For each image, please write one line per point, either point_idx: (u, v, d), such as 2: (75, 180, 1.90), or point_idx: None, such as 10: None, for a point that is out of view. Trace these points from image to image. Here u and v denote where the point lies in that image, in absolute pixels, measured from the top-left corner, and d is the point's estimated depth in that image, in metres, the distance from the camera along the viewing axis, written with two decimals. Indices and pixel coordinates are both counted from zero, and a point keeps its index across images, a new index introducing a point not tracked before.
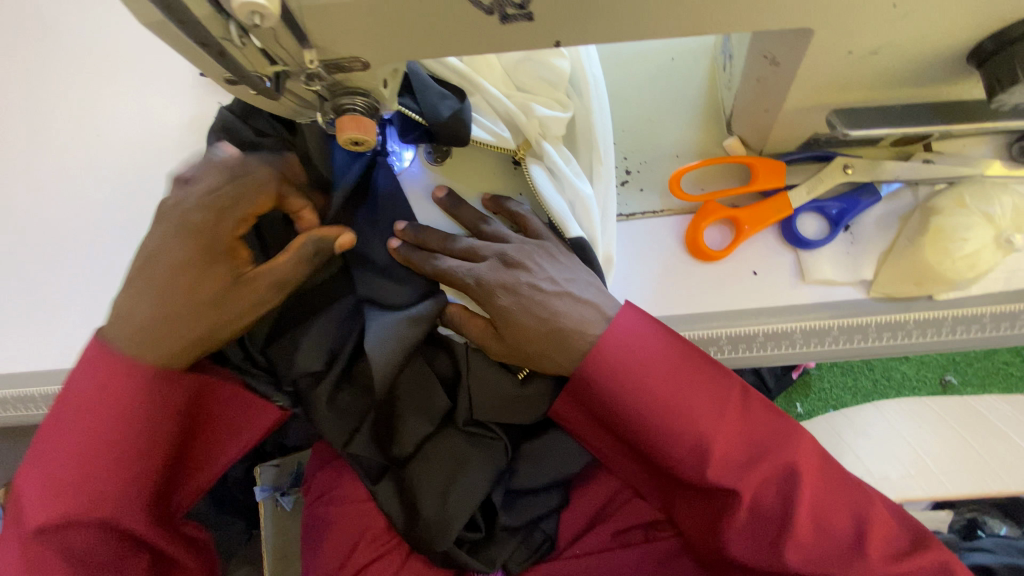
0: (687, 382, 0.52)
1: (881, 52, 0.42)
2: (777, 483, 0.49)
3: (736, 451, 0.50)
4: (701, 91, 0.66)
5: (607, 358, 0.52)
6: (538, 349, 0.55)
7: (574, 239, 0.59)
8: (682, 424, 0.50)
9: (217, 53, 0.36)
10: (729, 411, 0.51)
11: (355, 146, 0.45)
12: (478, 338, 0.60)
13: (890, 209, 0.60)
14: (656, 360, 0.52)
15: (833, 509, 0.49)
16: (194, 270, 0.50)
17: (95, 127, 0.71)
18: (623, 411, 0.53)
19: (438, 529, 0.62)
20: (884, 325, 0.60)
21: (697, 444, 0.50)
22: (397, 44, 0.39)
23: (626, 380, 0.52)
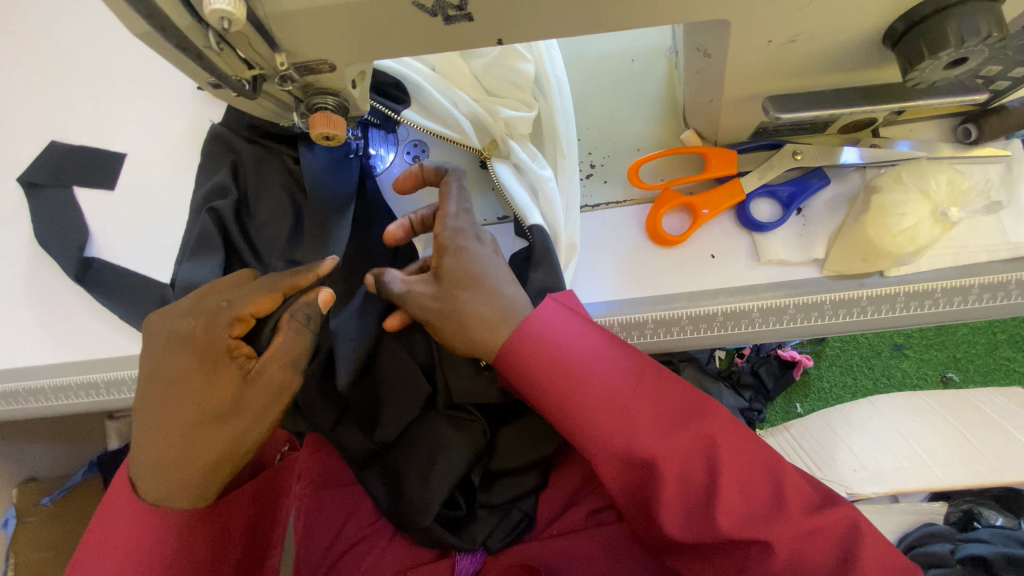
0: (606, 360, 0.54)
1: (800, 39, 0.46)
2: (698, 455, 0.52)
3: (657, 427, 0.52)
4: (660, 88, 0.70)
5: (533, 341, 0.53)
6: (473, 293, 0.55)
7: (533, 226, 0.62)
8: (605, 402, 0.52)
9: (196, 55, 0.41)
10: (645, 386, 0.53)
11: (327, 141, 0.50)
12: (402, 288, 0.57)
13: (839, 191, 0.64)
14: (577, 340, 0.54)
15: (750, 475, 0.53)
16: (185, 400, 0.47)
17: (107, 140, 0.78)
18: (549, 395, 0.53)
19: (419, 508, 0.65)
20: (838, 301, 0.62)
21: (624, 428, 0.52)
22: (357, 46, 0.44)
23: (553, 371, 0.53)
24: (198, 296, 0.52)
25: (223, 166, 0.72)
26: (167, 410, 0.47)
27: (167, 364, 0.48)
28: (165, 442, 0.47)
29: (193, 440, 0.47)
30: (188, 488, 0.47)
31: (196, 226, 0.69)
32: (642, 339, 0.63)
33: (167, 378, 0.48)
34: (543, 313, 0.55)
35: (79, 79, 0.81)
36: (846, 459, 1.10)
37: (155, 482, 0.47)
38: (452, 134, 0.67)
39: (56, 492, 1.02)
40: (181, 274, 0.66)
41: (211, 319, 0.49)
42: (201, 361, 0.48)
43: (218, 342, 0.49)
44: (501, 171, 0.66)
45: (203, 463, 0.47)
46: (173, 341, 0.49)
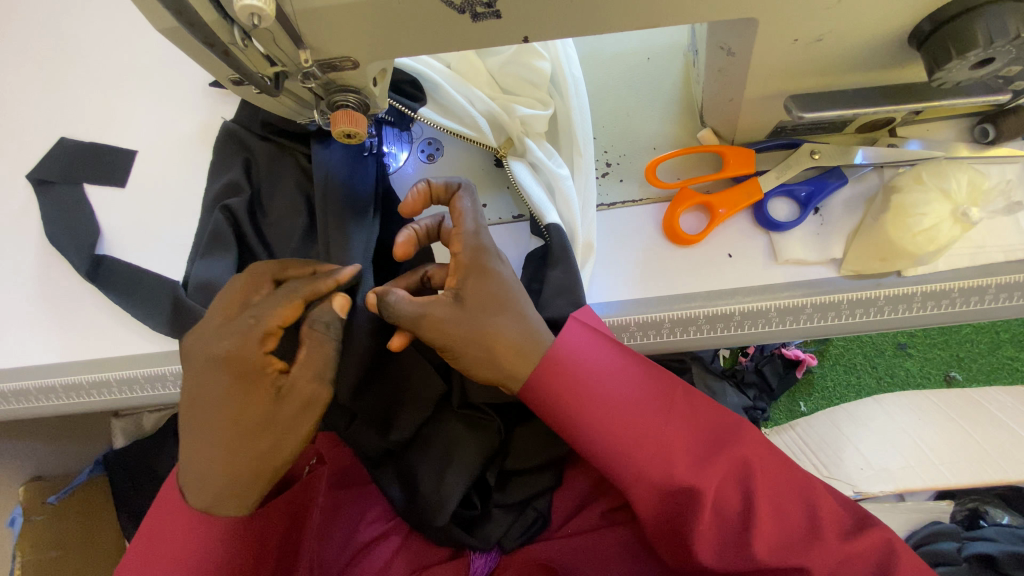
0: (643, 390, 0.54)
1: (826, 38, 0.46)
2: (735, 482, 0.53)
3: (694, 455, 0.52)
4: (675, 86, 0.70)
5: (569, 373, 0.53)
6: (505, 319, 0.52)
7: (550, 224, 0.62)
8: (644, 435, 0.52)
9: (223, 52, 0.41)
10: (679, 415, 0.53)
11: (348, 139, 0.50)
12: (417, 306, 0.51)
13: (857, 191, 0.64)
14: (613, 371, 0.54)
15: (786, 501, 0.53)
16: (224, 418, 0.48)
17: (117, 137, 0.78)
18: (587, 426, 0.53)
19: (435, 506, 0.65)
20: (855, 301, 0.62)
21: (660, 458, 0.52)
22: (383, 43, 0.44)
23: (588, 402, 0.53)
24: (227, 309, 0.52)
25: (236, 163, 0.72)
26: (207, 425, 0.49)
27: (203, 382, 0.49)
28: (210, 456, 0.48)
29: (232, 456, 0.48)
30: (233, 495, 0.50)
31: (209, 224, 0.69)
32: (659, 338, 0.63)
33: (206, 396, 0.49)
34: (578, 342, 0.54)
35: (88, 75, 0.80)
36: (852, 459, 1.10)
37: (203, 491, 0.49)
38: (468, 132, 0.67)
39: (62, 490, 1.01)
40: (195, 272, 0.66)
41: (243, 338, 0.49)
42: (237, 379, 0.49)
43: (252, 363, 0.49)
44: (517, 169, 0.65)
45: (245, 474, 0.49)
46: (209, 365, 0.49)
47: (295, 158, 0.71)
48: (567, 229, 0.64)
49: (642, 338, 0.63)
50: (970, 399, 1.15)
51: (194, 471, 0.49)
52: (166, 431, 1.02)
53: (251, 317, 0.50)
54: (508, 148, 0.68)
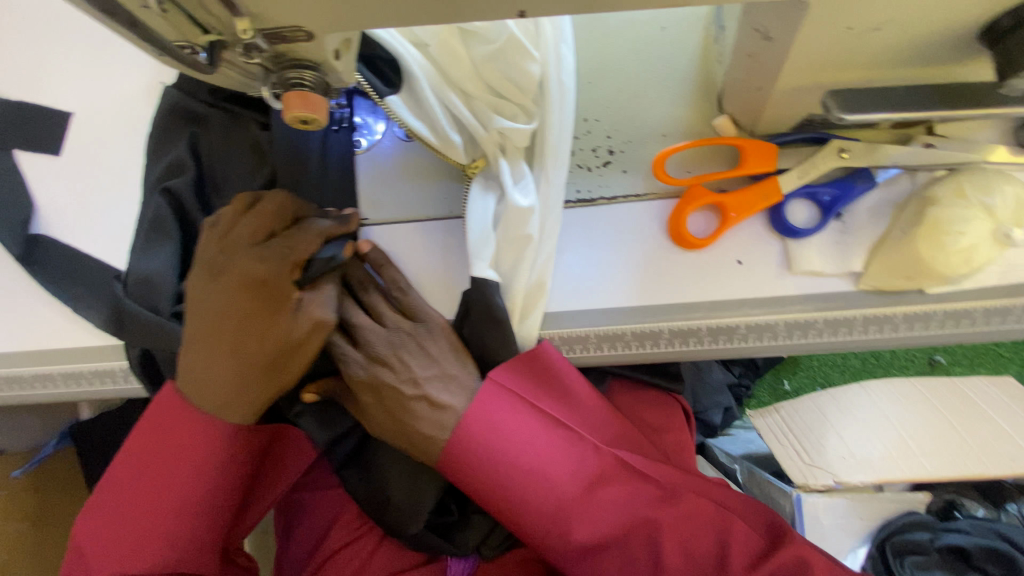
0: (548, 447, 0.55)
1: (884, 28, 0.39)
2: (640, 529, 0.54)
3: (597, 507, 0.54)
4: (692, 63, 0.61)
5: (488, 444, 0.54)
6: (420, 444, 0.56)
7: (478, 278, 0.55)
8: (545, 492, 0.54)
9: (129, 21, 0.34)
10: (589, 472, 0.55)
11: (304, 125, 0.42)
12: (339, 343, 0.56)
13: (885, 196, 0.57)
14: (523, 430, 0.55)
15: (693, 536, 0.54)
16: (251, 331, 0.51)
17: (49, 95, 0.67)
18: (490, 483, 0.54)
19: (409, 513, 0.61)
20: (869, 318, 0.57)
21: (559, 511, 0.54)
22: (345, 13, 0.35)
23: (489, 461, 0.54)
24: (251, 236, 0.52)
25: (181, 139, 0.63)
26: (219, 339, 0.51)
27: (227, 296, 0.51)
28: (221, 365, 0.51)
29: (244, 378, 0.51)
30: (224, 406, 0.52)
31: (149, 207, 0.61)
32: (654, 349, 0.59)
33: (223, 308, 0.51)
34: (484, 405, 0.55)
35: (22, 23, 0.70)
36: (834, 446, 1.06)
37: (210, 394, 0.52)
38: (436, 139, 0.58)
39: (27, 464, 0.93)
40: (131, 266, 0.59)
41: (275, 263, 0.50)
42: (259, 295, 0.50)
43: (282, 292, 0.50)
44: (475, 198, 0.58)
45: (255, 398, 0.52)
46: (241, 282, 0.50)
47: (248, 140, 0.62)
48: (505, 281, 0.57)
49: (637, 348, 0.59)
50: (958, 393, 1.12)
51: (205, 371, 0.51)
52: (134, 405, 0.97)
53: (286, 247, 0.51)
54: (480, 167, 0.60)
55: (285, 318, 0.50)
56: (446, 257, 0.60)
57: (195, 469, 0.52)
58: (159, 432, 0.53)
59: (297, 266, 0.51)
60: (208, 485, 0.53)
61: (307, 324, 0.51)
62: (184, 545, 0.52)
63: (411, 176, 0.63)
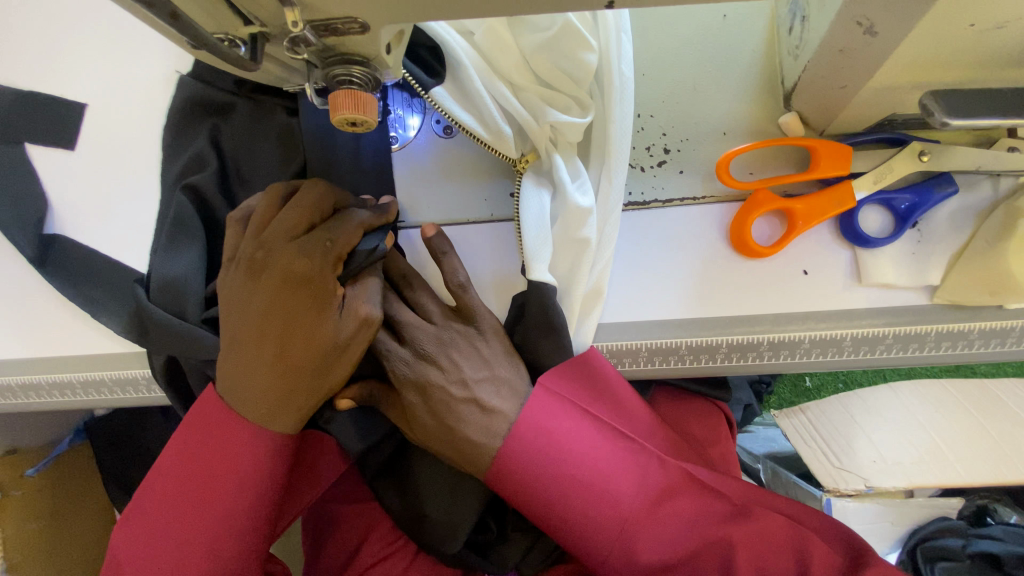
0: (608, 458, 0.51)
1: (1008, 26, 0.34)
2: (710, 549, 0.49)
3: (661, 524, 0.50)
4: (756, 55, 0.56)
5: (545, 455, 0.50)
6: (466, 454, 0.51)
7: (536, 282, 0.51)
8: (608, 507, 0.50)
9: (168, 12, 0.29)
10: (652, 486, 0.51)
11: (352, 127, 0.38)
12: (384, 340, 0.53)
13: (965, 203, 0.53)
14: (583, 440, 0.51)
15: (772, 557, 0.49)
16: (297, 331, 0.47)
17: (62, 85, 0.63)
18: (546, 497, 0.50)
19: (447, 530, 0.58)
20: (944, 333, 0.53)
21: (622, 528, 0.49)
22: (409, 4, 0.31)
23: (545, 472, 0.50)
24: (289, 229, 0.47)
25: (201, 132, 0.59)
26: (262, 340, 0.47)
27: (269, 294, 0.47)
28: (265, 368, 0.47)
29: (289, 381, 0.47)
30: (268, 414, 0.48)
31: (171, 206, 0.57)
32: (711, 363, 0.55)
33: (263, 308, 0.47)
34: (538, 411, 0.51)
35: (29, 6, 0.65)
36: (864, 449, 0.98)
37: (253, 402, 0.48)
38: (486, 133, 0.54)
39: (44, 462, 0.89)
40: (153, 268, 0.55)
41: (318, 259, 0.46)
42: (301, 293, 0.47)
43: (328, 288, 0.47)
44: (529, 193, 0.54)
45: (301, 403, 0.49)
46: (284, 279, 0.47)
47: (276, 130, 0.58)
48: (562, 284, 0.53)
49: (693, 362, 0.54)
50: (984, 389, 1.05)
51: (247, 376, 0.47)
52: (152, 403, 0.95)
53: (329, 237, 0.47)
54: (531, 160, 0.56)
55: (332, 316, 0.47)
56: (495, 257, 0.57)
57: (235, 477, 0.48)
58: (190, 439, 0.48)
59: (338, 258, 0.47)
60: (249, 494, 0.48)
61: (353, 322, 0.48)
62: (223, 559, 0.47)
63: (449, 177, 0.59)
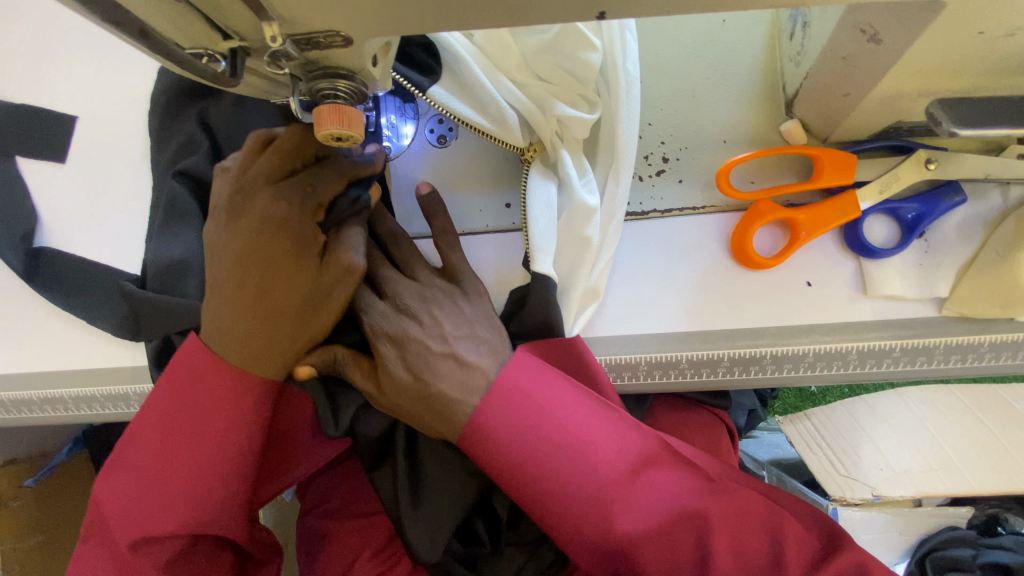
0: (588, 420, 0.47)
1: (1021, 33, 0.33)
2: (686, 522, 0.46)
3: (638, 494, 0.46)
4: (757, 62, 0.55)
5: (522, 414, 0.46)
6: (445, 414, 0.47)
7: (539, 274, 0.50)
8: (584, 472, 0.46)
9: (138, 32, 0.29)
10: (632, 454, 0.47)
11: (338, 142, 0.37)
12: (365, 295, 0.50)
13: (974, 212, 0.51)
14: (564, 401, 0.47)
15: (747, 535, 0.46)
16: (277, 275, 0.46)
17: (53, 97, 0.62)
18: (519, 458, 0.46)
19: (426, 530, 0.51)
20: (953, 346, 0.51)
21: (597, 494, 0.46)
22: (392, 17, 0.30)
23: (520, 431, 0.46)
24: (266, 174, 0.46)
25: (190, 117, 0.57)
26: (240, 285, 0.46)
27: (249, 237, 0.46)
28: (242, 312, 0.46)
29: (267, 327, 0.46)
30: (245, 363, 0.46)
31: (163, 193, 0.56)
32: (713, 377, 0.53)
33: (242, 253, 0.46)
34: (517, 371, 0.48)
35: (21, 19, 0.65)
36: (870, 456, 0.89)
37: (230, 350, 0.46)
38: (489, 124, 0.52)
39: (42, 472, 0.86)
40: (151, 254, 0.54)
41: (296, 203, 0.46)
42: (280, 239, 0.46)
43: (306, 232, 0.46)
44: (534, 185, 0.53)
45: (279, 354, 0.47)
46: (262, 224, 0.46)
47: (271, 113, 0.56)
48: (564, 280, 0.53)
49: (693, 376, 0.53)
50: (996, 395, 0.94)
51: (224, 322, 0.46)
52: None
53: (305, 182, 0.46)
54: (538, 150, 0.55)
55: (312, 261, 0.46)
56: (495, 267, 0.56)
57: (215, 424, 0.46)
58: (171, 386, 0.46)
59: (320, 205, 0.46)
60: (229, 441, 0.46)
61: (333, 266, 0.46)
62: (204, 508, 0.46)
63: (444, 187, 0.58)
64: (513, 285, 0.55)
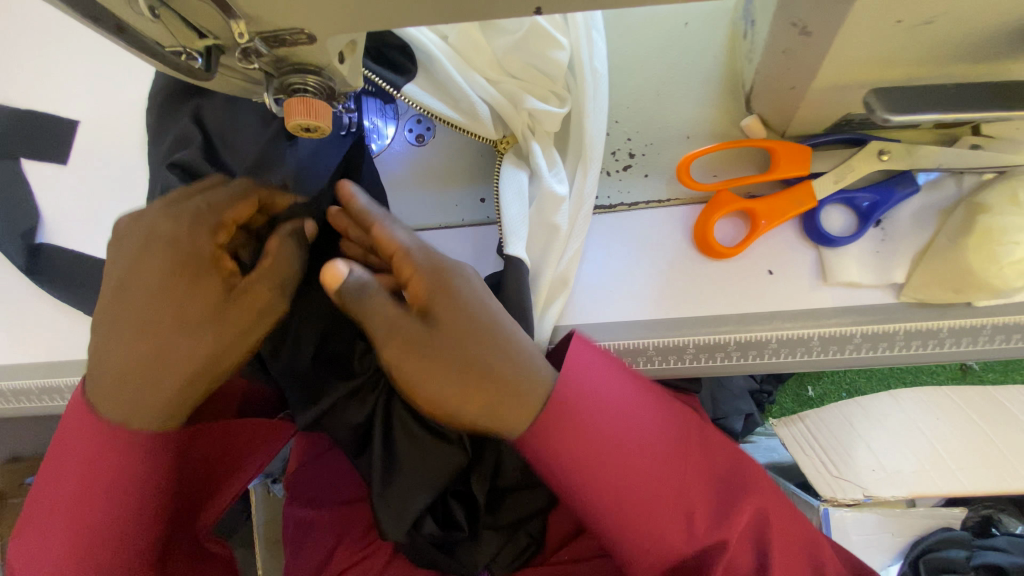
0: (654, 424, 0.44)
1: (937, 21, 0.35)
2: (747, 527, 0.45)
3: (702, 500, 0.44)
4: (719, 61, 0.58)
5: (593, 425, 0.42)
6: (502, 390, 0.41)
7: (510, 257, 0.52)
8: (656, 482, 0.43)
9: (115, 28, 0.33)
10: (695, 458, 0.45)
11: (307, 133, 0.40)
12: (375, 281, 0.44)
13: (929, 201, 0.53)
14: (630, 407, 0.44)
15: (788, 545, 0.46)
16: (175, 305, 0.43)
17: (57, 104, 0.66)
18: (593, 471, 0.42)
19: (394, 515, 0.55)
20: (912, 332, 0.53)
21: (670, 505, 0.43)
22: (349, 15, 0.33)
23: (592, 441, 0.42)
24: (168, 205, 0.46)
25: (184, 114, 0.60)
26: (134, 316, 0.42)
27: (141, 266, 0.43)
28: (135, 346, 0.42)
29: (166, 357, 0.42)
30: (142, 399, 0.43)
31: (158, 183, 0.59)
32: (680, 364, 0.55)
33: (136, 284, 0.43)
34: (578, 370, 0.44)
35: (28, 32, 0.69)
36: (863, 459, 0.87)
37: (120, 390, 0.42)
38: (461, 117, 0.55)
39: None
40: None
41: (196, 228, 0.45)
42: (179, 265, 0.44)
43: (205, 255, 0.45)
44: (507, 174, 0.55)
45: (188, 383, 0.44)
46: (157, 252, 0.44)
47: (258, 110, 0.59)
48: (534, 266, 0.55)
49: (661, 363, 0.55)
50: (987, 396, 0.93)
51: (112, 358, 0.42)
52: None
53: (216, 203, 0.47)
54: (511, 143, 0.57)
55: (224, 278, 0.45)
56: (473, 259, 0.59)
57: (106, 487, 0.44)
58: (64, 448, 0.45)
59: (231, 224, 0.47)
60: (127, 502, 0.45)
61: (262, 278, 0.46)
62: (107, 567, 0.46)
63: (422, 183, 0.61)
64: (487, 273, 0.57)
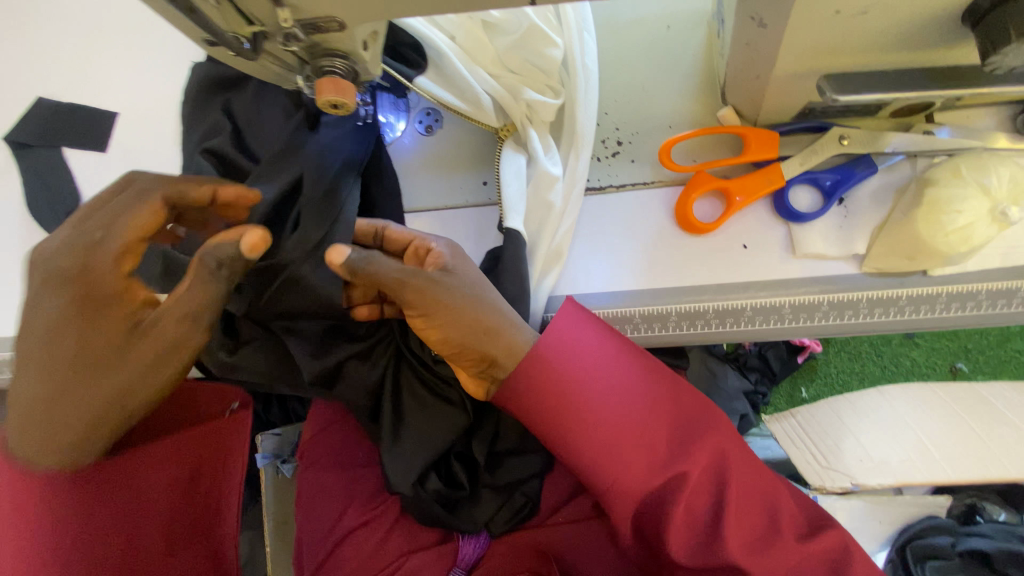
0: (626, 375, 0.52)
1: (870, 12, 0.41)
2: (709, 473, 0.51)
3: (666, 446, 0.50)
4: (697, 59, 0.64)
5: (568, 368, 0.51)
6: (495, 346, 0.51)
7: (509, 229, 0.58)
8: (624, 421, 0.50)
9: (186, 8, 0.38)
10: (664, 409, 0.51)
11: (335, 110, 0.46)
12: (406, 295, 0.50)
13: (887, 181, 0.59)
14: (605, 360, 0.52)
15: (749, 499, 0.52)
16: (75, 340, 0.41)
17: (99, 98, 0.73)
18: (571, 405, 0.50)
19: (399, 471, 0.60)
20: (875, 300, 0.58)
21: (637, 442, 0.50)
22: (376, 5, 0.39)
23: (568, 379, 0.51)
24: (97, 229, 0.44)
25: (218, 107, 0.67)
26: (48, 364, 0.41)
27: (44, 300, 0.42)
28: (42, 385, 0.41)
29: (62, 397, 0.41)
30: (64, 450, 0.43)
31: (191, 168, 0.65)
32: (664, 331, 0.60)
33: (51, 318, 0.41)
34: (563, 326, 0.52)
35: (73, 34, 0.76)
36: (851, 450, 0.89)
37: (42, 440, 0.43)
38: (467, 107, 0.62)
39: None
40: None
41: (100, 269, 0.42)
42: (86, 312, 0.41)
43: (111, 288, 0.42)
44: (507, 157, 0.62)
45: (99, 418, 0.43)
46: (54, 275, 0.41)
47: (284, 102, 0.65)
48: (531, 239, 0.61)
49: (646, 330, 0.60)
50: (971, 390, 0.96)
51: (22, 394, 0.42)
52: None
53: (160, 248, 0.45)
54: (511, 130, 0.64)
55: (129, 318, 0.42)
56: (476, 236, 0.65)
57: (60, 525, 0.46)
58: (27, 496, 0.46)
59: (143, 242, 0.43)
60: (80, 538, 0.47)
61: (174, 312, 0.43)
62: None
63: (430, 169, 0.67)
64: (490, 245, 0.63)
